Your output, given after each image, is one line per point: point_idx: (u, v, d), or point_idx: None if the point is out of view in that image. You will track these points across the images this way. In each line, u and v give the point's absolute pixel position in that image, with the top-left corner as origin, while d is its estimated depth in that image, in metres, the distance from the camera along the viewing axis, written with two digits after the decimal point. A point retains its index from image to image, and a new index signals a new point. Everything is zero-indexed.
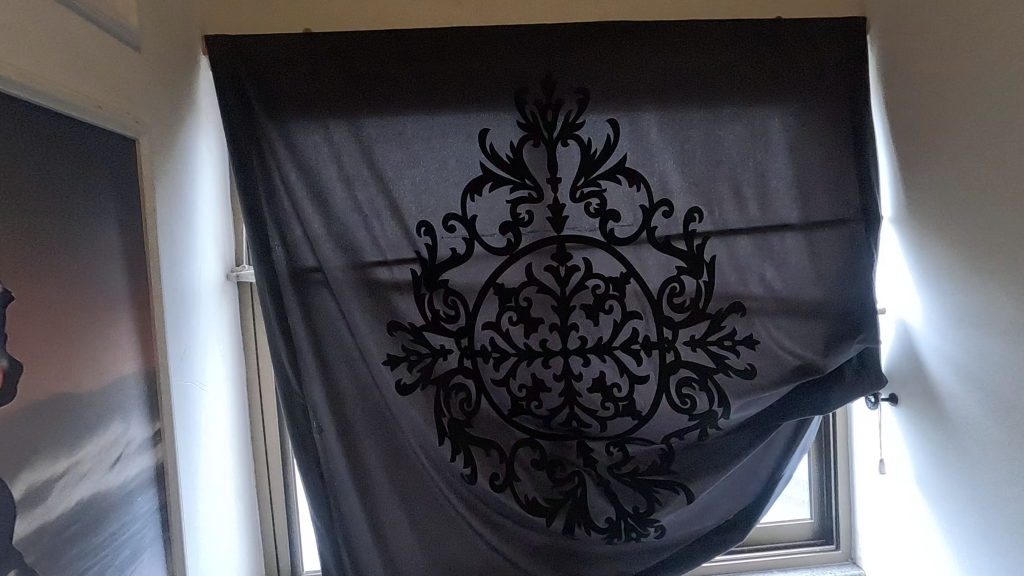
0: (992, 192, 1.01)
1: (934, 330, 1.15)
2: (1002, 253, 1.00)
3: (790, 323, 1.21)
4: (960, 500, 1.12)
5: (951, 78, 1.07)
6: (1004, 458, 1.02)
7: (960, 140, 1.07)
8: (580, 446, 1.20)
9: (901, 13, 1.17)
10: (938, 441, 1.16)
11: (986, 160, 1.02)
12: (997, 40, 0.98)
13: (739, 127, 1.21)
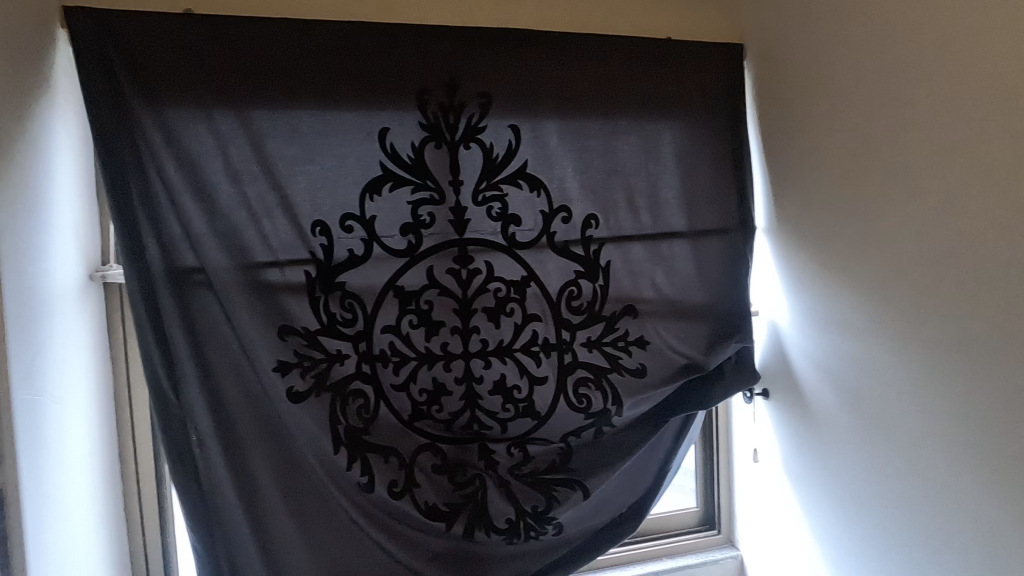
0: (843, 208, 1.15)
1: (798, 330, 1.28)
2: (852, 260, 1.13)
3: (677, 325, 1.29)
4: (819, 482, 1.24)
5: (814, 105, 1.20)
6: (855, 442, 1.15)
7: (819, 160, 1.20)
8: (482, 449, 1.21)
9: (773, 44, 1.29)
10: (801, 430, 1.29)
11: (838, 179, 1.16)
12: (851, 73, 1.11)
13: (632, 139, 1.27)
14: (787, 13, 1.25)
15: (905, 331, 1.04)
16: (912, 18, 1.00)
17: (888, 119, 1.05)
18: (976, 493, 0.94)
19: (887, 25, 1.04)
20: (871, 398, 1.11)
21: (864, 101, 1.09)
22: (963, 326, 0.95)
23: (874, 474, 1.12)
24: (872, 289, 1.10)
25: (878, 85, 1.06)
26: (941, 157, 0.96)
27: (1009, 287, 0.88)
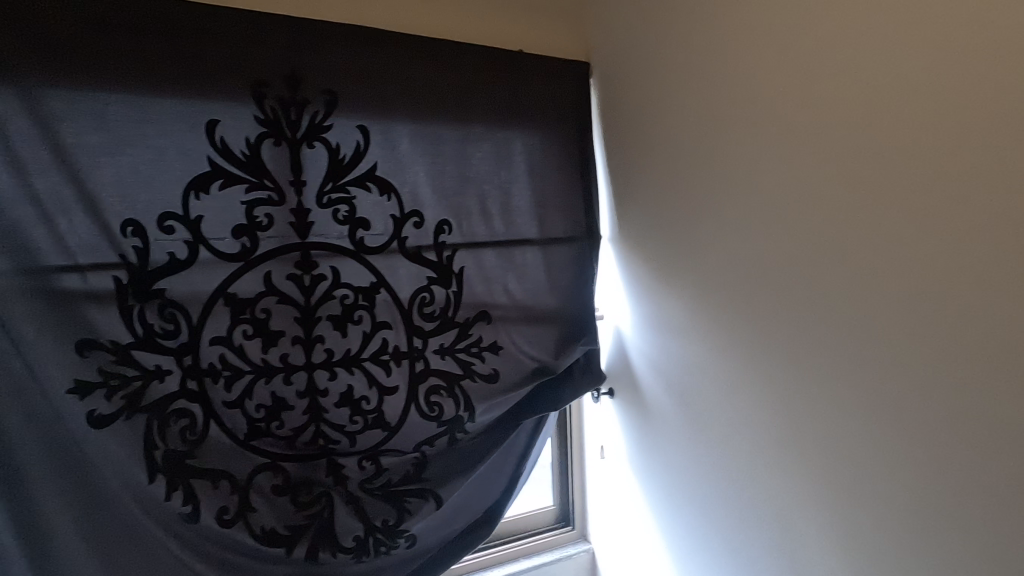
0: (673, 219, 1.26)
1: (637, 332, 1.37)
2: (681, 269, 1.25)
3: (528, 330, 1.32)
4: (658, 473, 1.34)
5: (650, 125, 1.30)
6: (685, 435, 1.27)
7: (654, 175, 1.30)
8: (328, 465, 1.14)
9: (615, 65, 1.38)
10: (641, 426, 1.38)
11: (670, 193, 1.27)
12: (680, 97, 1.22)
13: (485, 146, 1.29)
14: (627, 38, 1.34)
15: (722, 332, 1.16)
16: (726, 51, 1.12)
17: (709, 141, 1.16)
18: (775, 473, 1.08)
19: (708, 56, 1.15)
20: (697, 394, 1.23)
21: (690, 124, 1.20)
22: (763, 327, 1.08)
23: (699, 462, 1.24)
24: (697, 295, 1.22)
25: (701, 109, 1.18)
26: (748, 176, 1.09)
27: (793, 292, 1.03)
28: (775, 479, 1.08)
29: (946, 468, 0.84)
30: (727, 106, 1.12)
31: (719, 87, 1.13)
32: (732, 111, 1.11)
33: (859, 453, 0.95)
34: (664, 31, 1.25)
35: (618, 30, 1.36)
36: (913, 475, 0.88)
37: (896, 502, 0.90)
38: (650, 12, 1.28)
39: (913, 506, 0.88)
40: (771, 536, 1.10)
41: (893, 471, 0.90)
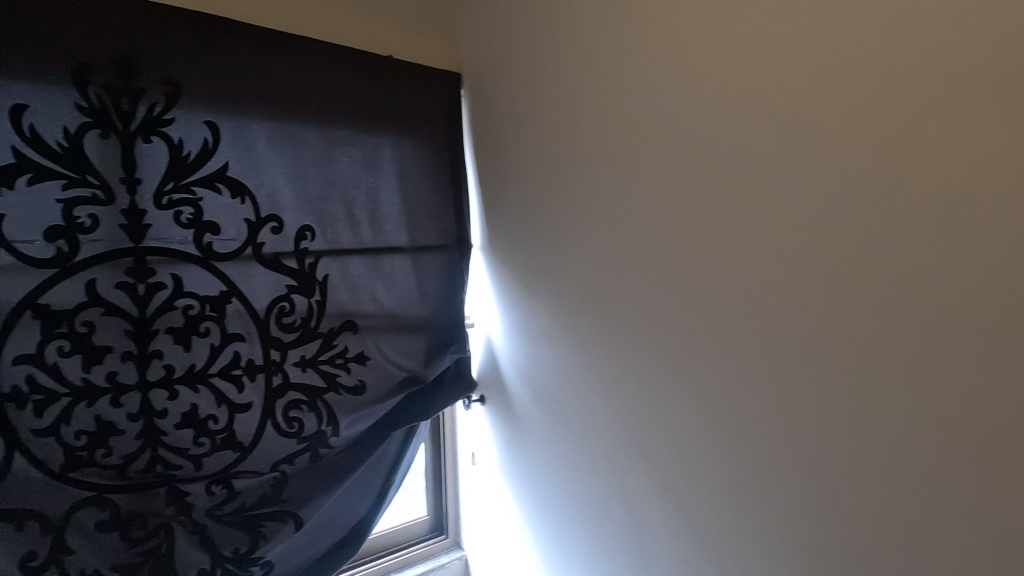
0: (533, 228, 1.30)
1: (506, 339, 1.40)
2: (541, 277, 1.29)
3: (397, 339, 1.30)
4: (525, 477, 1.37)
5: (512, 136, 1.33)
6: (547, 438, 1.31)
7: (516, 184, 1.33)
8: (168, 493, 1.03)
9: (482, 76, 1.40)
10: (508, 430, 1.42)
11: (527, 202, 1.29)
12: (534, 109, 1.26)
13: (352, 150, 1.25)
14: (491, 49, 1.36)
15: (574, 338, 1.21)
16: (571, 67, 1.16)
17: (558, 152, 1.20)
18: (616, 471, 1.14)
19: (555, 70, 1.20)
20: (557, 397, 1.28)
21: (543, 137, 1.24)
22: (606, 332, 1.14)
23: (558, 464, 1.28)
24: (554, 302, 1.26)
25: (552, 122, 1.21)
26: (590, 189, 1.14)
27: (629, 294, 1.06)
28: (617, 477, 1.14)
29: (743, 467, 0.90)
30: (573, 120, 1.16)
31: (567, 101, 1.18)
32: (576, 124, 1.16)
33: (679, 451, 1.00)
34: (521, 44, 1.28)
35: (484, 41, 1.38)
36: (721, 474, 0.94)
37: (708, 501, 0.97)
38: (509, 25, 1.31)
39: (720, 504, 0.94)
40: (615, 531, 1.16)
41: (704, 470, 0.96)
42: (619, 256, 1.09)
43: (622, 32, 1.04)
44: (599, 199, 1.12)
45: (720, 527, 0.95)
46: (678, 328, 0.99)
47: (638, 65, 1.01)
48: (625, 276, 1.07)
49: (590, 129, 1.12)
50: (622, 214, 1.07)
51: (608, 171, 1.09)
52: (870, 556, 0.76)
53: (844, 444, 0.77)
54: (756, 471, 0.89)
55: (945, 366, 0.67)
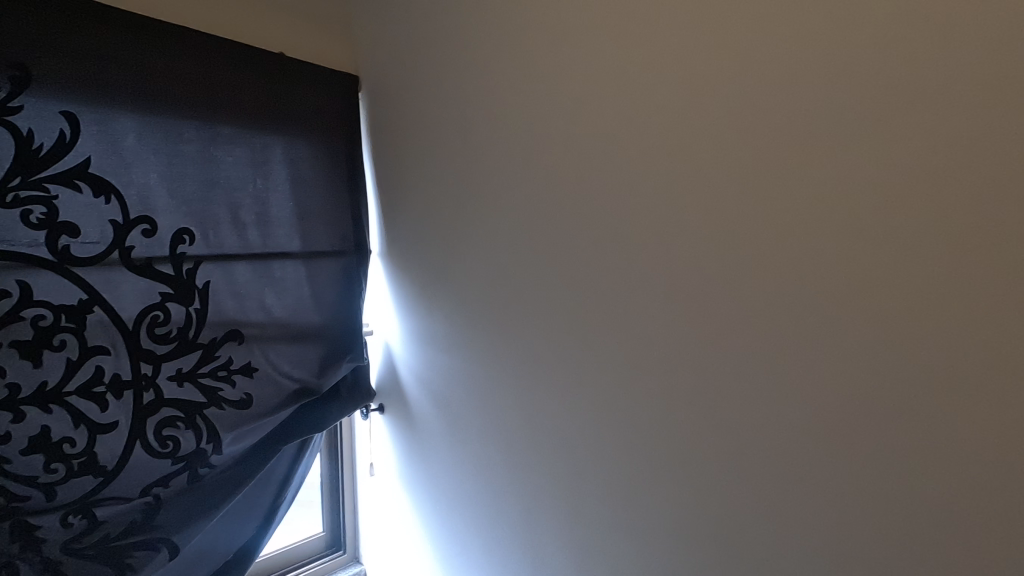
0: (433, 234, 1.29)
1: (406, 347, 1.39)
2: (440, 284, 1.29)
3: (288, 349, 1.24)
4: (425, 486, 1.36)
5: (410, 142, 1.32)
6: (445, 446, 1.30)
7: (416, 191, 1.32)
8: (12, 528, 0.91)
9: (381, 79, 1.37)
10: (406, 439, 1.40)
11: (429, 209, 1.29)
12: (432, 116, 1.25)
13: (237, 149, 1.18)
14: (390, 52, 1.34)
15: (470, 345, 1.22)
16: (467, 74, 1.16)
17: (456, 160, 1.21)
18: (509, 474, 1.16)
19: (452, 77, 1.19)
20: (454, 404, 1.28)
21: (441, 144, 1.24)
22: (499, 338, 1.15)
23: (454, 470, 1.28)
24: (452, 309, 1.26)
25: (449, 129, 1.21)
26: (484, 197, 1.14)
27: (520, 301, 1.09)
28: (509, 480, 1.16)
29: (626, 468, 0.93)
30: (468, 127, 1.17)
31: (462, 108, 1.18)
32: (471, 132, 1.16)
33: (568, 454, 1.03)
34: (419, 50, 1.27)
35: (383, 44, 1.36)
36: (604, 475, 0.97)
37: (593, 501, 0.99)
38: (407, 29, 1.29)
39: (604, 503, 0.97)
40: (508, 535, 1.17)
41: (589, 471, 0.99)
42: (511, 264, 1.11)
43: (513, 41, 1.05)
44: (493, 207, 1.13)
45: (597, 526, 0.99)
46: (562, 334, 1.02)
47: (529, 75, 1.03)
48: (517, 283, 1.10)
49: (484, 137, 1.13)
50: (513, 222, 1.09)
51: (501, 179, 1.10)
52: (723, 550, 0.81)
53: (708, 443, 0.81)
54: (628, 471, 0.93)
55: (790, 367, 0.72)
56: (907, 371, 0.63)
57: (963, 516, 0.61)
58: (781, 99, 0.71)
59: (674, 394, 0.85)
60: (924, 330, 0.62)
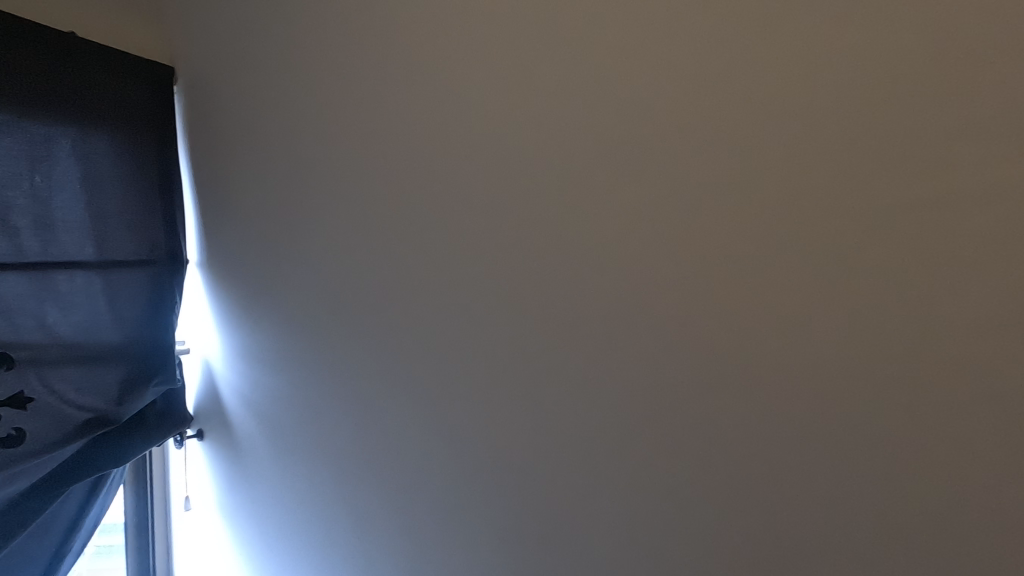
0: (260, 245, 1.21)
1: (228, 365, 1.27)
2: (266, 298, 1.21)
3: (77, 373, 1.08)
4: (251, 516, 1.25)
5: (235, 144, 1.23)
6: (273, 471, 1.22)
7: (243, 197, 1.23)
8: None
9: (197, 74, 1.26)
10: (227, 466, 1.29)
11: (258, 217, 1.20)
12: (256, 120, 1.18)
13: (9, 138, 1.00)
14: (208, 46, 1.24)
15: (298, 361, 1.17)
16: (295, 83, 1.12)
17: (283, 169, 1.15)
18: (342, 492, 1.12)
19: (279, 83, 1.14)
20: (281, 425, 1.20)
21: (266, 151, 1.17)
22: (333, 352, 1.12)
23: (281, 496, 1.21)
24: (279, 324, 1.19)
25: (276, 136, 1.16)
26: (316, 210, 1.11)
27: (358, 315, 1.08)
28: (341, 501, 1.13)
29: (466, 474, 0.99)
30: (296, 138, 1.13)
31: (290, 116, 1.13)
32: (301, 142, 1.12)
33: (406, 465, 1.04)
34: (239, 50, 1.19)
35: (198, 36, 1.25)
36: (445, 480, 1.01)
37: (433, 506, 1.02)
38: (228, 25, 1.21)
39: (445, 507, 1.01)
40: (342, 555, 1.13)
41: (430, 479, 1.02)
42: (343, 278, 1.09)
43: (346, 58, 1.06)
44: (325, 221, 1.10)
45: (431, 536, 1.03)
46: (398, 349, 1.04)
47: (361, 95, 1.05)
48: (350, 298, 1.08)
49: (316, 150, 1.11)
50: (348, 237, 1.08)
51: (334, 194, 1.09)
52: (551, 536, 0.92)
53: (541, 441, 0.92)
54: (460, 478, 0.99)
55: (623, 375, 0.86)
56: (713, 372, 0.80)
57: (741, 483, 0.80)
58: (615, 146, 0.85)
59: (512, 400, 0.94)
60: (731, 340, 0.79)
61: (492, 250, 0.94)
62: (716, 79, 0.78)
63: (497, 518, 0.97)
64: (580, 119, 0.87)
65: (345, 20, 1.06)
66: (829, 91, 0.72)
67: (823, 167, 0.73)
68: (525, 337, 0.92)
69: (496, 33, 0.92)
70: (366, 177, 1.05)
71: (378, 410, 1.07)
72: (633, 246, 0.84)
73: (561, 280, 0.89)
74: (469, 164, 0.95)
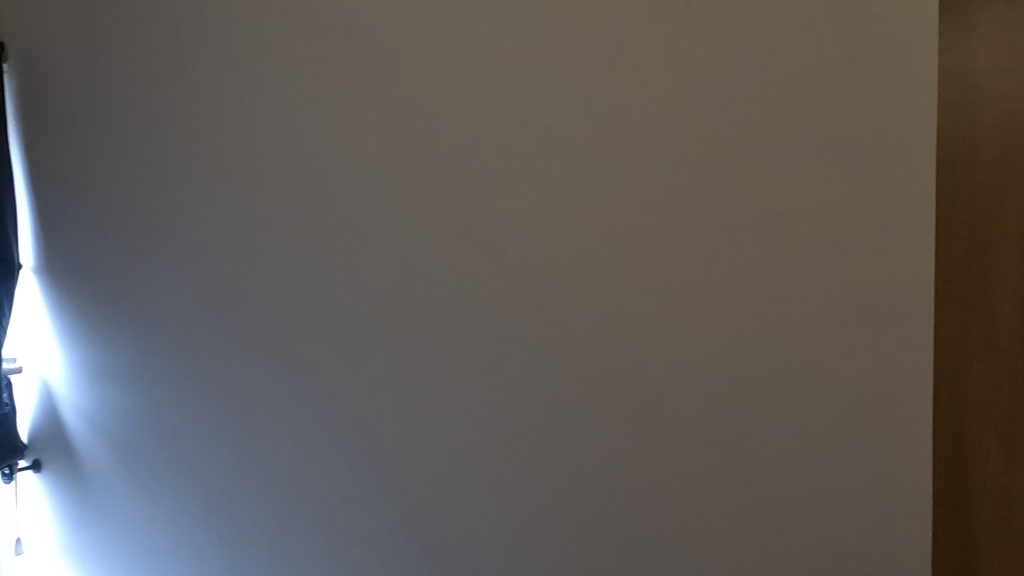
0: (114, 250, 1.09)
1: (71, 384, 1.13)
2: (118, 309, 1.10)
3: None
4: (103, 547, 1.15)
5: (87, 136, 1.10)
6: (130, 495, 1.12)
7: (93, 195, 1.10)
8: None
9: (35, 55, 1.11)
10: (68, 497, 1.16)
11: (113, 219, 1.09)
12: (103, 113, 1.08)
13: None
14: (51, 24, 1.10)
15: (158, 376, 1.08)
16: (150, 78, 1.06)
17: (143, 165, 1.08)
18: (213, 509, 1.08)
19: (134, 75, 1.07)
20: (135, 450, 1.11)
21: (118, 148, 1.08)
22: (203, 363, 1.06)
23: (138, 525, 1.12)
24: (136, 337, 1.09)
25: (131, 133, 1.07)
26: (186, 213, 1.06)
27: (237, 323, 1.04)
28: (207, 523, 1.09)
29: (357, 478, 1.01)
30: (163, 134, 1.07)
31: (148, 112, 1.06)
32: (166, 139, 1.06)
33: (290, 473, 1.04)
34: (85, 33, 1.08)
35: (39, 10, 1.10)
36: (332, 485, 1.02)
37: (320, 512, 1.03)
38: (78, 4, 1.09)
39: (333, 513, 1.02)
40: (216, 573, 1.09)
41: (317, 486, 1.03)
42: (214, 287, 1.05)
43: (213, 58, 1.03)
44: (193, 226, 1.05)
45: (305, 549, 1.04)
46: (274, 362, 1.03)
47: (229, 97, 1.02)
48: (220, 308, 1.05)
49: (186, 148, 1.05)
50: (221, 243, 1.04)
51: (204, 196, 1.05)
52: (447, 530, 0.98)
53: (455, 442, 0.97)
54: (334, 491, 1.02)
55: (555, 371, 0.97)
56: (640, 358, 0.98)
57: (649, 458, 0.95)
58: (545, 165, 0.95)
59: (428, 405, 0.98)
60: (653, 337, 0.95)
61: (372, 260, 0.98)
62: (622, 119, 0.90)
63: (368, 527, 1.01)
64: (453, 139, 0.95)
65: (209, 16, 1.03)
66: (720, 141, 0.89)
67: (715, 203, 0.91)
68: (408, 347, 0.98)
69: (369, 47, 0.97)
70: (242, 182, 1.03)
71: (258, 421, 1.04)
72: (562, 258, 0.97)
73: (437, 292, 0.96)
74: (376, 179, 0.98)
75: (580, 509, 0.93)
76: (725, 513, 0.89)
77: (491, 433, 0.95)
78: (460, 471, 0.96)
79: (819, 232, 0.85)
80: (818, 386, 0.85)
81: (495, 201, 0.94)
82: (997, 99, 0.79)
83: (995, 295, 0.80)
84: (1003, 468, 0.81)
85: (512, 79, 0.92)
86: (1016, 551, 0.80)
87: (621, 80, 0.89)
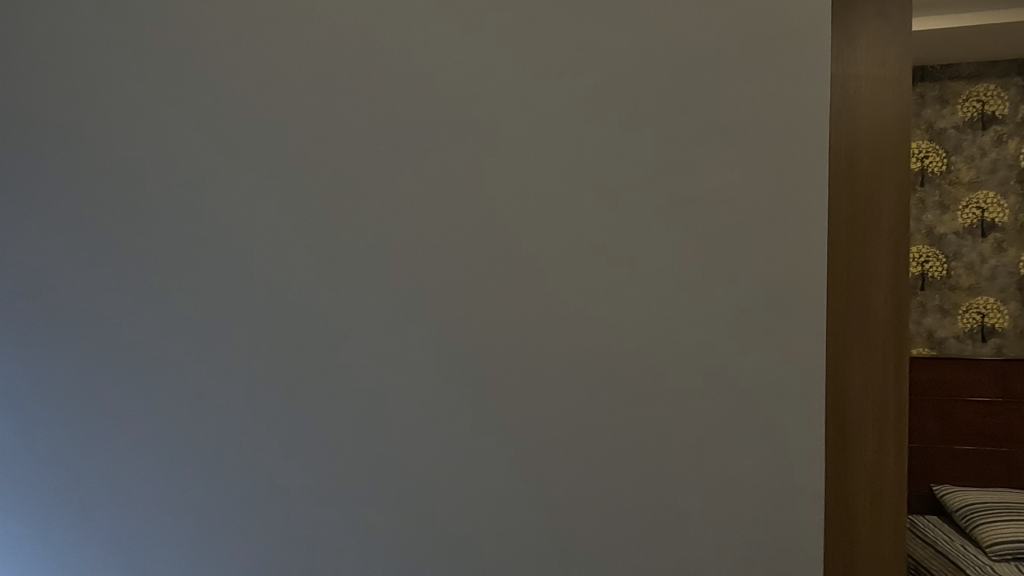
0: None
1: None
2: None
3: None
4: None
5: None
6: None
7: None
8: None
9: None
10: None
11: None
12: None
13: None
14: None
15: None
16: (48, 92, 1.10)
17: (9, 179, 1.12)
18: (66, 506, 1.12)
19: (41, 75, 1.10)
20: None
21: (12, 153, 1.12)
22: (57, 367, 1.11)
23: None
24: None
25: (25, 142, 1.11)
26: (20, 233, 1.12)
27: (93, 326, 1.09)
28: (56, 521, 1.13)
29: (220, 479, 1.03)
30: (28, 147, 1.11)
31: (46, 114, 1.10)
32: (48, 144, 1.10)
33: (147, 469, 1.07)
34: None
35: None
36: (193, 483, 1.05)
37: (179, 509, 1.06)
38: None
39: (195, 510, 1.05)
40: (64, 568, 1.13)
41: (177, 482, 1.05)
42: (41, 302, 1.11)
43: (115, 55, 1.06)
44: (29, 244, 1.12)
45: (156, 543, 1.07)
46: (97, 365, 1.08)
47: (128, 95, 1.06)
48: (43, 320, 1.11)
49: (56, 158, 1.10)
50: (50, 260, 1.10)
51: (47, 212, 1.10)
52: (325, 529, 0.98)
53: (353, 444, 0.96)
54: (189, 486, 1.05)
55: (462, 377, 0.92)
56: (552, 369, 0.90)
57: (563, 470, 0.89)
58: (456, 162, 0.92)
59: (331, 405, 0.97)
60: (567, 342, 0.89)
61: (243, 259, 1.00)
62: (524, 118, 0.90)
63: (211, 520, 1.04)
64: (357, 127, 0.95)
65: (113, 18, 1.06)
66: (632, 135, 0.88)
67: (633, 199, 0.88)
68: (236, 346, 1.01)
69: (274, 40, 0.98)
70: (89, 192, 1.08)
71: (116, 419, 1.08)
72: (467, 255, 0.92)
73: (337, 286, 0.96)
74: (272, 181, 0.99)
75: (482, 512, 0.92)
76: (630, 503, 0.88)
77: (354, 429, 0.96)
78: (336, 475, 0.97)
79: (718, 222, 0.86)
80: (719, 385, 0.86)
81: (389, 192, 0.94)
82: (876, 105, 0.84)
83: (875, 287, 0.85)
84: (878, 447, 0.85)
85: (410, 70, 0.93)
86: (887, 524, 0.85)
87: (520, 78, 0.90)
